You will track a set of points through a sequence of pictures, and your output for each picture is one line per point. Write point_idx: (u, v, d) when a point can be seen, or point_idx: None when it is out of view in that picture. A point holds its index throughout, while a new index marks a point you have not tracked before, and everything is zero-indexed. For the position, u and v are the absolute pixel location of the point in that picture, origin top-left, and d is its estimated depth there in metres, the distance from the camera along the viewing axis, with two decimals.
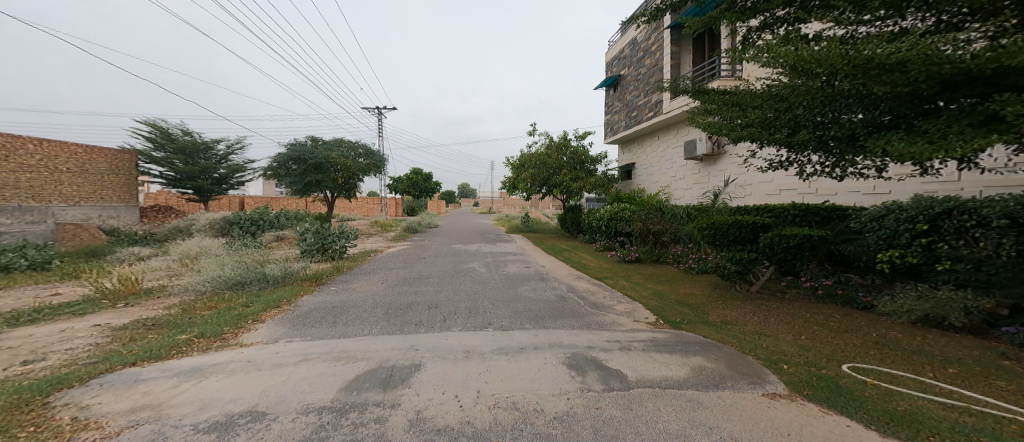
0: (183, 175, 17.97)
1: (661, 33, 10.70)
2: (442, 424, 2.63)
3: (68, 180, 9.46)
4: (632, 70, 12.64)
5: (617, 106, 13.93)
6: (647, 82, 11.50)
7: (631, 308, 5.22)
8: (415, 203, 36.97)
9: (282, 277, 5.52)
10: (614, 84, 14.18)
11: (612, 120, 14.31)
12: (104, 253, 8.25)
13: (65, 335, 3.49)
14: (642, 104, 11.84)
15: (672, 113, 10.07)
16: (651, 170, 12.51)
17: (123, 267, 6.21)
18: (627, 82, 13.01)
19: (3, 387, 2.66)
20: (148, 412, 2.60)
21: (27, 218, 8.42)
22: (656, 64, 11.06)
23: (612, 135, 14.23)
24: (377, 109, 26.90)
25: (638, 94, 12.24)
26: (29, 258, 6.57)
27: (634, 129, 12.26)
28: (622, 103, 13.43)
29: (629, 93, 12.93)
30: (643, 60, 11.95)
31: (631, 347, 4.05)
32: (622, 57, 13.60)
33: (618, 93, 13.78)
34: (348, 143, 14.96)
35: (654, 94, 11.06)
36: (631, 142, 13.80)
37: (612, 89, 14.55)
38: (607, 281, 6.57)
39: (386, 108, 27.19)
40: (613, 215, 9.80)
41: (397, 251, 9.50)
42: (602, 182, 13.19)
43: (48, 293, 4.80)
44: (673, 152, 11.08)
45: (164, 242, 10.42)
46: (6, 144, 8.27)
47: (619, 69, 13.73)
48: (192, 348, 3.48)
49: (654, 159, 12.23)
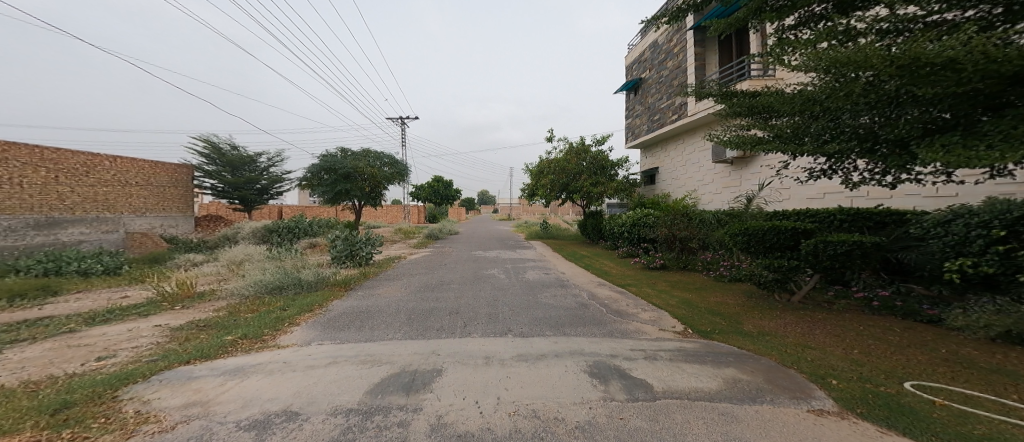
0: (230, 186, 19.59)
1: (684, 34, 10.24)
2: (463, 430, 2.66)
3: (136, 192, 10.59)
4: (653, 73, 12.17)
5: (638, 110, 13.44)
6: (670, 85, 11.02)
7: (656, 316, 5.01)
8: (436, 212, 38.15)
9: (315, 283, 5.85)
10: (634, 88, 13.72)
11: (633, 124, 13.87)
12: (165, 260, 9.18)
13: (129, 336, 3.91)
14: (664, 107, 11.39)
15: (697, 115, 9.60)
16: (676, 174, 11.95)
17: (180, 272, 6.85)
18: (648, 86, 12.51)
19: (82, 381, 3.04)
20: (199, 408, 2.86)
21: (104, 228, 9.53)
22: (679, 67, 10.59)
23: (633, 139, 13.78)
24: (401, 119, 25.52)
25: (659, 97, 11.76)
26: (104, 264, 7.47)
27: (657, 133, 11.81)
28: (644, 106, 12.94)
29: (650, 96, 12.46)
30: (664, 63, 11.48)
31: (657, 356, 3.89)
32: (642, 59, 13.13)
33: (639, 97, 13.31)
34: (374, 153, 15.63)
35: (677, 97, 10.61)
36: (655, 146, 13.26)
37: (632, 93, 14.11)
38: (630, 288, 6.36)
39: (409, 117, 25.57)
40: (635, 221, 9.48)
41: (420, 258, 9.77)
42: (624, 186, 12.84)
43: (119, 296, 5.42)
44: (699, 155, 10.55)
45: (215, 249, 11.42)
46: (88, 161, 9.40)
47: (639, 73, 13.26)
48: (237, 348, 3.79)
49: (680, 162, 11.66)
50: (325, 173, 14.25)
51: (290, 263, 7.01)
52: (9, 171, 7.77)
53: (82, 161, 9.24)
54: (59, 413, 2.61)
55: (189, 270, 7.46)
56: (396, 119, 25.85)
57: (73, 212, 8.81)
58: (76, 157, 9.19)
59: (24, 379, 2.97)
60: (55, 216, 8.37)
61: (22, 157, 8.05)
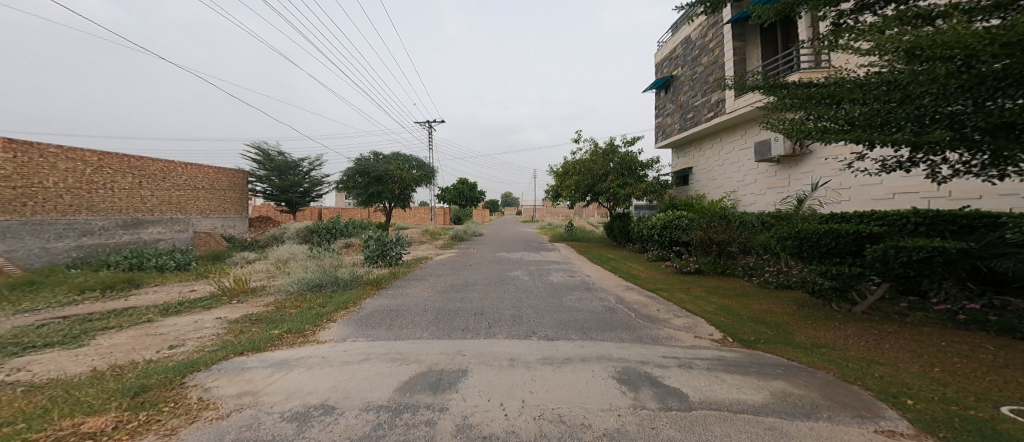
0: (277, 190, 21.42)
1: (720, 29, 9.54)
2: (488, 432, 2.69)
3: (201, 196, 11.93)
4: (686, 69, 11.34)
5: (669, 109, 12.62)
6: (706, 82, 10.21)
7: (692, 323, 4.70)
8: (462, 214, 39.08)
9: (349, 281, 6.21)
10: (664, 86, 12.93)
11: (664, 124, 13.07)
12: (224, 258, 10.23)
13: (193, 327, 4.44)
14: (699, 104, 10.59)
15: (737, 112, 8.86)
16: (711, 174, 11.11)
17: (236, 269, 7.64)
18: (680, 83, 11.67)
19: (159, 367, 3.53)
20: (249, 398, 3.17)
21: (177, 228, 10.85)
22: (715, 63, 9.80)
23: (663, 139, 13.07)
24: (427, 123, 26.05)
25: (693, 95, 10.93)
26: (176, 261, 8.49)
27: (690, 132, 11.06)
28: (675, 104, 12.12)
29: (682, 93, 11.65)
30: (698, 59, 10.67)
31: (692, 365, 3.65)
32: (673, 56, 12.30)
33: (670, 95, 12.47)
34: (403, 157, 16.22)
35: (715, 93, 9.85)
36: (689, 144, 12.36)
37: (662, 91, 13.24)
38: (662, 293, 6.03)
39: (435, 122, 26.21)
40: (666, 224, 8.92)
41: (445, 258, 10.00)
42: (654, 188, 12.26)
43: (187, 290, 6.16)
44: (739, 155, 9.73)
45: (265, 248, 12.53)
46: (165, 169, 10.75)
47: (670, 70, 12.43)
48: (282, 342, 4.14)
49: (716, 161, 10.79)
50: (359, 176, 15.02)
51: (328, 261, 7.50)
52: (104, 177, 9.02)
53: (160, 168, 10.56)
54: (138, 397, 3.03)
55: (244, 267, 8.26)
56: (422, 122, 26.32)
57: (152, 214, 10.13)
58: (156, 164, 10.50)
59: (113, 365, 3.53)
60: (139, 217, 9.67)
61: (115, 165, 9.32)
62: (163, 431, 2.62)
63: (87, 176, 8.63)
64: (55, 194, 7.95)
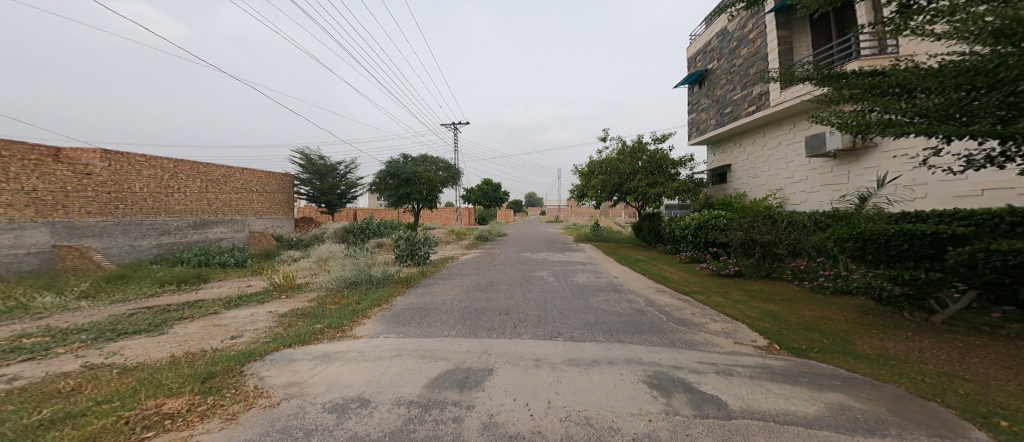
0: (319, 192, 22.99)
1: (762, 18, 8.85)
2: (513, 431, 2.71)
3: (255, 198, 13.13)
4: (723, 62, 10.62)
5: (704, 104, 11.84)
6: (745, 74, 9.48)
7: (731, 328, 4.37)
8: (486, 214, 39.57)
9: (382, 279, 6.54)
10: (699, 81, 12.18)
11: (699, 119, 12.28)
12: (275, 256, 11.22)
13: (250, 319, 4.95)
14: (738, 99, 9.83)
15: (784, 105, 8.11)
16: (754, 171, 10.19)
17: (284, 266, 8.35)
18: (716, 77, 10.93)
19: (223, 356, 3.97)
20: (296, 388, 3.47)
21: (236, 228, 12.08)
22: (756, 54, 9.09)
23: (698, 136, 12.31)
24: (453, 126, 26.37)
25: (731, 89, 10.18)
26: (234, 258, 9.45)
27: (729, 128, 10.28)
28: (711, 99, 11.36)
29: (719, 87, 10.89)
30: (736, 51, 9.95)
31: (732, 372, 3.40)
32: (708, 49, 11.59)
33: (705, 90, 11.71)
34: (431, 158, 16.60)
35: (756, 86, 9.08)
36: (726, 140, 11.53)
37: (696, 86, 12.48)
38: (697, 296, 5.67)
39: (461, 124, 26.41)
40: (701, 224, 8.31)
41: (470, 258, 10.19)
42: (687, 187, 11.56)
43: (245, 285, 6.86)
44: (786, 150, 8.85)
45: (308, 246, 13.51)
46: (227, 173, 11.96)
47: (705, 64, 11.72)
48: (324, 336, 4.47)
49: (759, 157, 9.89)
50: (390, 179, 15.46)
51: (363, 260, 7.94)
52: (178, 183, 10.26)
53: (223, 174, 11.78)
54: (206, 382, 3.44)
55: (291, 264, 8.99)
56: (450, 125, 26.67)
57: (217, 214, 11.39)
58: (219, 169, 11.72)
59: (186, 352, 4.03)
60: (205, 218, 10.90)
61: (186, 171, 10.55)
62: (226, 415, 2.96)
63: (164, 182, 9.86)
64: (140, 200, 9.21)
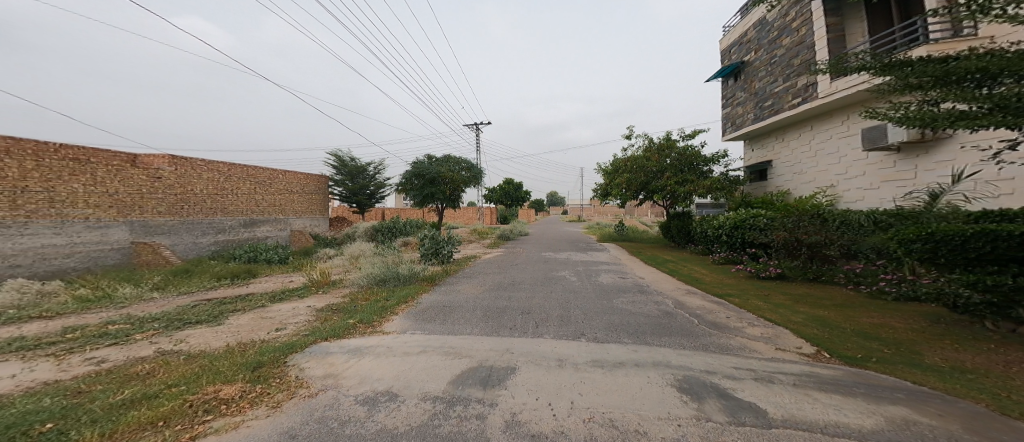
0: (350, 192, 23.95)
1: (808, 5, 8.56)
2: (536, 430, 2.70)
3: (295, 199, 14.07)
4: (762, 53, 10.26)
5: (741, 98, 11.43)
6: (789, 65, 9.14)
7: (772, 334, 4.04)
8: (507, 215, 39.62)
9: (409, 277, 6.77)
10: (735, 73, 11.81)
11: (734, 114, 11.82)
12: (312, 253, 11.99)
13: (292, 312, 5.35)
14: (780, 91, 9.42)
15: (837, 95, 7.60)
16: (801, 167, 9.58)
17: (320, 263, 8.91)
18: (754, 69, 10.55)
19: (270, 347, 4.33)
20: (332, 380, 3.69)
21: (279, 227, 13.03)
22: (801, 43, 8.76)
23: (735, 131, 11.76)
24: (475, 127, 25.86)
25: (771, 81, 9.81)
26: (278, 255, 10.22)
27: (772, 121, 9.73)
28: (748, 92, 10.95)
29: (757, 80, 10.51)
30: (778, 41, 9.61)
31: (772, 380, 3.14)
32: (744, 41, 11.25)
33: (742, 83, 11.32)
34: (454, 158, 16.81)
35: (801, 78, 8.72)
36: (768, 134, 10.96)
37: (731, 79, 12.11)
38: (732, 299, 5.31)
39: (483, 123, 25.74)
40: (738, 223, 7.74)
41: (493, 257, 10.28)
42: (721, 184, 11.01)
43: (287, 280, 7.42)
44: (839, 144, 8.26)
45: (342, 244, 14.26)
46: (271, 175, 12.92)
47: (741, 56, 11.37)
48: (356, 331, 4.73)
49: (807, 152, 9.29)
50: (416, 179, 15.85)
51: (390, 258, 8.26)
52: (230, 185, 11.23)
53: (268, 176, 12.75)
54: (255, 371, 3.77)
55: (326, 261, 9.57)
56: (472, 124, 25.66)
57: (263, 214, 12.37)
58: (265, 172, 12.69)
59: (239, 342, 4.44)
60: (252, 218, 11.85)
61: (236, 174, 11.51)
62: (272, 402, 3.23)
63: (219, 184, 10.84)
64: (199, 201, 10.24)
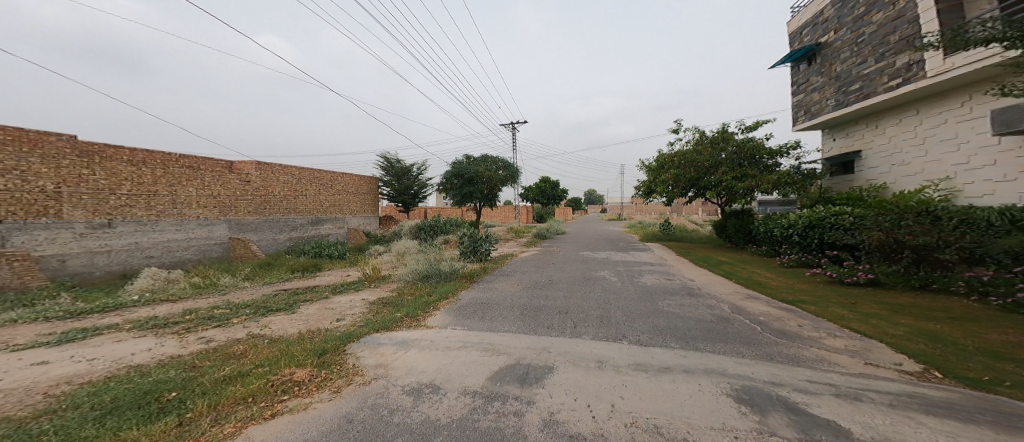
0: (397, 193, 25.25)
1: None
2: (574, 431, 2.57)
3: (352, 199, 15.37)
4: (846, 33, 8.93)
5: (817, 83, 10.03)
6: (883, 43, 7.79)
7: (857, 347, 3.45)
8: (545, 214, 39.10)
9: (450, 273, 7.06)
10: (807, 57, 10.48)
11: (809, 101, 10.40)
12: (365, 250, 13.03)
13: (350, 304, 5.90)
14: (872, 73, 8.07)
15: (952, 74, 6.30)
16: (900, 157, 8.11)
17: (373, 259, 9.68)
18: (836, 50, 9.22)
19: (332, 336, 4.80)
20: (382, 370, 3.94)
21: (338, 225, 14.35)
22: (899, 17, 7.44)
23: (810, 119, 10.34)
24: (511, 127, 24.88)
25: (859, 62, 8.48)
26: (337, 251, 11.26)
27: (862, 106, 8.36)
28: (827, 76, 9.59)
29: (839, 62, 9.14)
30: (866, 17, 8.32)
31: (860, 398, 2.65)
32: (820, 20, 9.97)
33: (818, 67, 9.96)
34: (491, 158, 16.89)
35: (899, 58, 7.40)
36: (855, 120, 9.44)
37: (803, 64, 10.75)
38: (803, 307, 4.66)
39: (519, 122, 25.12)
40: (814, 222, 7.07)
41: (531, 255, 10.29)
42: (791, 179, 9.88)
43: (345, 274, 8.18)
44: (956, 129, 6.86)
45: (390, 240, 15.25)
46: (332, 178, 14.26)
47: (816, 37, 10.07)
48: (404, 324, 5.05)
49: (910, 139, 7.84)
50: (455, 179, 16.15)
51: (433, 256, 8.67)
52: (299, 186, 12.62)
53: (329, 178, 14.10)
54: (320, 358, 4.20)
55: (378, 257, 10.37)
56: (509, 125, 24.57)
57: (326, 213, 13.77)
58: (327, 174, 14.06)
59: (309, 330, 5.01)
60: (316, 217, 13.20)
61: (304, 177, 12.90)
62: (334, 387, 3.56)
63: (290, 186, 12.25)
64: (277, 202, 11.71)
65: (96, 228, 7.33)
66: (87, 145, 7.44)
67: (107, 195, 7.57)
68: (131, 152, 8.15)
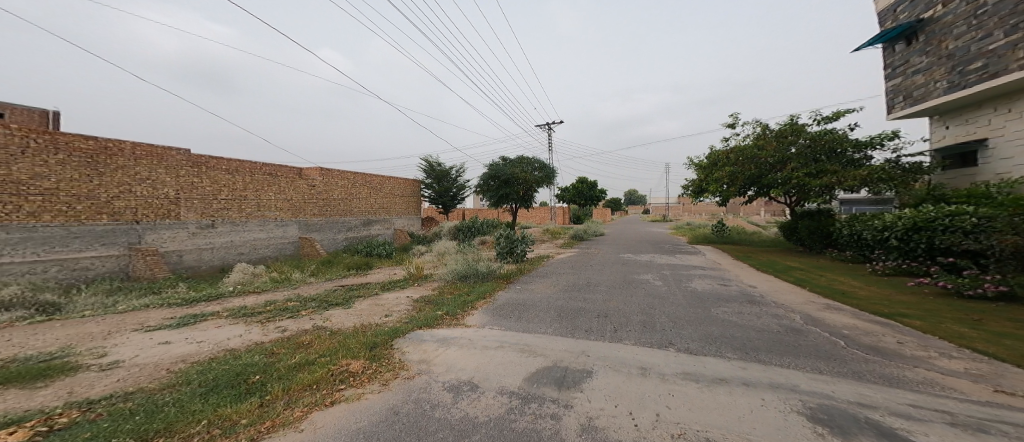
0: (438, 195, 26.18)
1: None
2: (615, 438, 2.43)
3: (399, 201, 16.32)
4: (959, 5, 7.25)
5: (919, 65, 8.30)
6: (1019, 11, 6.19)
7: (979, 372, 2.81)
8: (583, 214, 38.03)
9: (488, 274, 7.18)
10: (903, 37, 8.72)
11: (908, 86, 8.65)
12: (410, 249, 13.80)
13: (397, 301, 6.29)
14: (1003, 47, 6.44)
15: None
16: None
17: (418, 258, 10.23)
18: (946, 25, 7.52)
19: (383, 331, 5.14)
20: (425, 365, 4.11)
21: (386, 225, 15.35)
22: None
23: (909, 105, 8.67)
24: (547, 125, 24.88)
25: (981, 37, 6.83)
26: (386, 250, 12.06)
27: (985, 87, 6.80)
28: (933, 56, 7.87)
29: (951, 38, 7.44)
30: None
31: (986, 430, 2.13)
32: None
33: (920, 46, 8.22)
34: (528, 159, 16.71)
35: None
36: (978, 103, 7.68)
37: (897, 44, 8.97)
38: (899, 322, 3.94)
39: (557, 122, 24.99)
40: (920, 223, 6.01)
41: (570, 256, 10.09)
42: (885, 173, 8.37)
43: (393, 272, 8.74)
44: None
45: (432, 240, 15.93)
46: (381, 181, 15.28)
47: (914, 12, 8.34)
48: (446, 322, 5.24)
49: None
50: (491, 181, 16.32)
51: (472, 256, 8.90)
52: (353, 189, 13.72)
53: (379, 182, 15.14)
54: (371, 351, 4.51)
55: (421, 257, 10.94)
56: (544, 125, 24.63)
57: (376, 214, 14.82)
58: (377, 177, 15.11)
59: (362, 324, 5.42)
60: (367, 218, 14.24)
61: (357, 181, 13.99)
62: (383, 380, 3.80)
63: (346, 189, 13.37)
64: (336, 204, 12.86)
65: (203, 228, 8.69)
66: (198, 158, 8.77)
67: (210, 200, 8.90)
68: (228, 163, 9.47)
